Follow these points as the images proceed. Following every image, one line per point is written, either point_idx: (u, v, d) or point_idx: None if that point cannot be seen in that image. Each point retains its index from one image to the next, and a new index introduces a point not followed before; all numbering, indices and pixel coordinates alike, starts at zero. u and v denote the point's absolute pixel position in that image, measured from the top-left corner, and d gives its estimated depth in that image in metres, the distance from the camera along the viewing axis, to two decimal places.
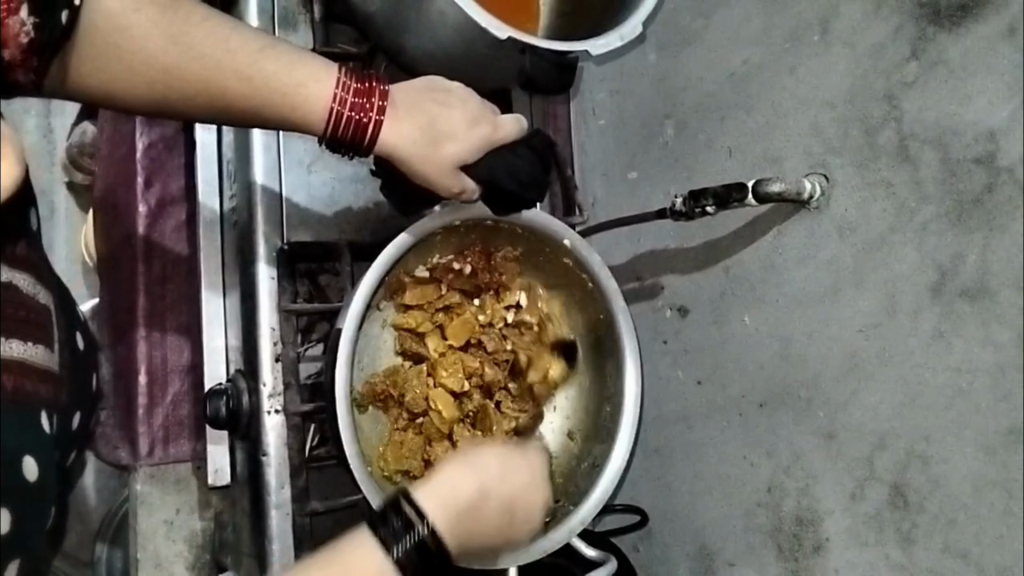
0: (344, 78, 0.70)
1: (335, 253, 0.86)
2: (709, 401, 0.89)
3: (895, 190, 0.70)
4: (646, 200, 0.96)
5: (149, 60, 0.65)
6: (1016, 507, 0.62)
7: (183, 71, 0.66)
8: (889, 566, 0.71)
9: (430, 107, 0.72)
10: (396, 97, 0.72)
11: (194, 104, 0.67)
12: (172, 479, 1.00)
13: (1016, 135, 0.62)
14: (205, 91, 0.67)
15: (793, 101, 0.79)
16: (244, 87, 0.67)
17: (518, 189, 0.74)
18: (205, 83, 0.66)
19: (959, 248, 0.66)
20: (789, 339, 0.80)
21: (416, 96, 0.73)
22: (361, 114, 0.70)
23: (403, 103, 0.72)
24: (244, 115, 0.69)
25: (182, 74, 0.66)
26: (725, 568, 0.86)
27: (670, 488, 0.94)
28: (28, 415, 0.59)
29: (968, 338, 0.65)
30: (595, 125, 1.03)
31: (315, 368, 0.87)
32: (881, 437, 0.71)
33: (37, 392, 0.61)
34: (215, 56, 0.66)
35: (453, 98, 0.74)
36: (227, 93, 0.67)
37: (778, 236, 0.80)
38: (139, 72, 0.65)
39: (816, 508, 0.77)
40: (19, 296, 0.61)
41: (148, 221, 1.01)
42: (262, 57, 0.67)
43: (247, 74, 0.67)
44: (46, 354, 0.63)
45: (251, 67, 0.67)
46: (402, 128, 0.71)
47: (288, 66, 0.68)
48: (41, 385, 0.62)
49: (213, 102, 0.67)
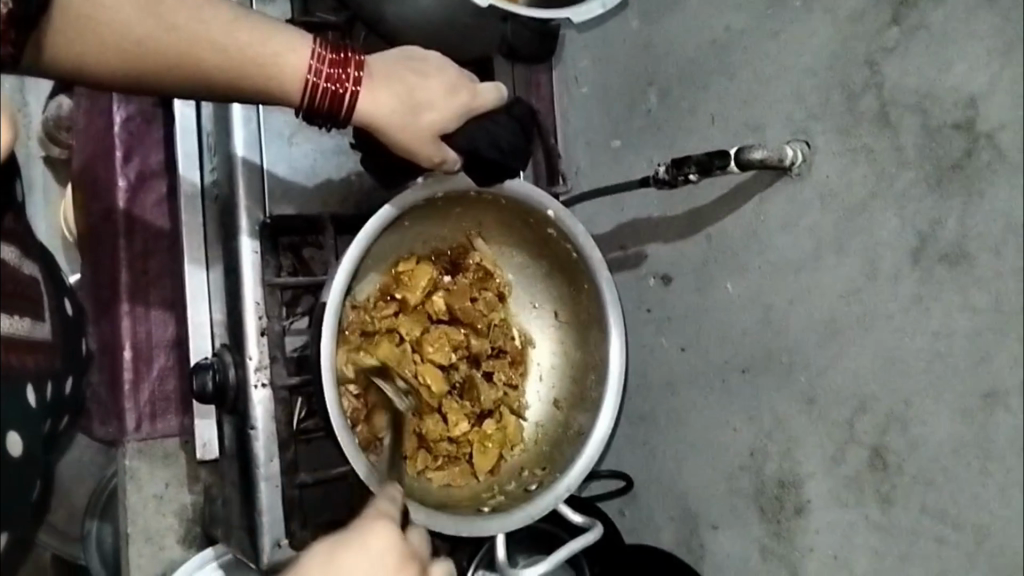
0: (319, 50, 0.69)
1: (319, 226, 0.85)
2: (693, 368, 0.90)
3: (875, 156, 0.71)
4: (629, 168, 0.96)
5: (127, 36, 0.62)
6: (992, 467, 0.64)
7: (159, 45, 0.63)
8: (869, 527, 0.73)
9: (407, 77, 0.72)
10: (372, 67, 0.71)
11: (171, 78, 0.65)
12: (160, 454, 1.00)
13: (996, 100, 0.63)
14: (182, 65, 0.65)
15: (775, 68, 0.79)
16: (220, 60, 0.65)
17: (501, 158, 0.75)
18: (183, 56, 0.64)
19: (938, 214, 0.67)
20: (771, 306, 0.80)
21: (393, 65, 0.72)
22: (338, 85, 0.69)
23: (380, 73, 0.71)
24: (220, 88, 0.67)
25: (160, 47, 0.63)
26: (709, 531, 0.88)
27: (654, 453, 0.95)
28: (17, 385, 0.60)
29: (947, 303, 0.66)
30: (578, 93, 1.02)
31: (301, 342, 0.87)
32: (862, 400, 0.73)
33: (23, 363, 0.61)
34: (190, 28, 0.64)
35: (431, 66, 0.73)
36: (203, 67, 0.65)
37: (760, 204, 0.81)
38: (115, 47, 0.62)
39: (797, 471, 0.78)
40: (8, 269, 0.61)
41: (129, 195, 1.00)
42: (236, 28, 0.66)
43: (223, 46, 0.65)
44: (32, 323, 0.64)
45: (226, 38, 0.65)
46: (380, 98, 0.70)
47: (262, 36, 0.67)
48: (26, 356, 0.62)
49: (188, 75, 0.66)
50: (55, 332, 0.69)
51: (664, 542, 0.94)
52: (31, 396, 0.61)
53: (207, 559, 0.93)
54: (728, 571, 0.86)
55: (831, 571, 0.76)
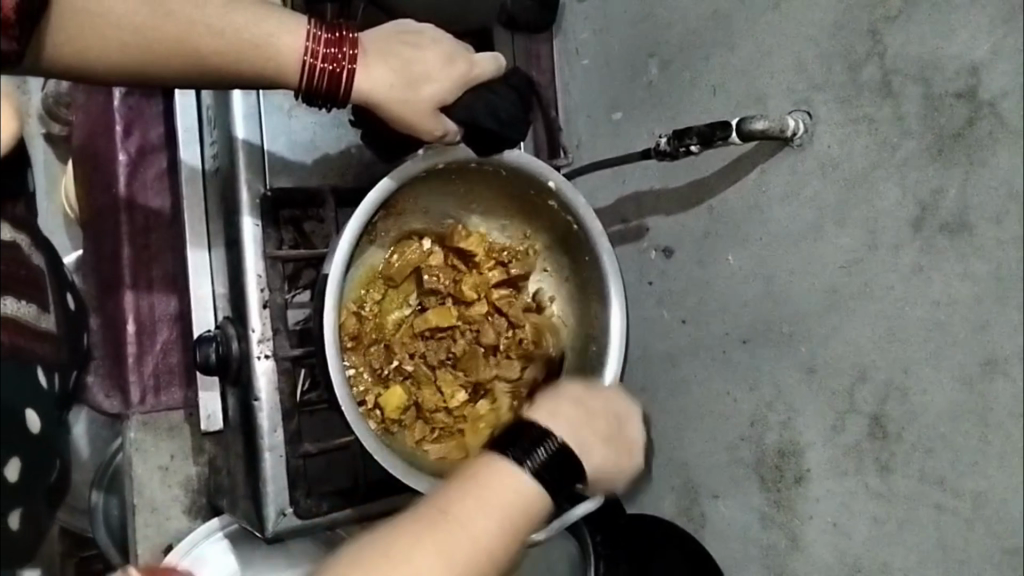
0: (314, 30, 0.69)
1: (319, 199, 0.85)
2: (694, 339, 0.90)
3: (877, 126, 0.71)
4: (630, 141, 0.96)
5: (121, 22, 0.64)
6: (991, 435, 0.64)
7: (153, 30, 0.65)
8: (868, 494, 0.73)
9: (403, 52, 0.72)
10: (368, 44, 0.71)
11: (169, 66, 0.67)
12: (165, 427, 1.01)
13: (998, 68, 0.63)
14: (178, 50, 0.66)
15: (777, 37, 0.78)
16: (216, 44, 0.67)
17: (498, 127, 0.73)
18: (175, 40, 0.65)
19: (939, 182, 0.67)
20: (771, 277, 0.81)
21: (388, 41, 0.72)
22: (334, 64, 0.69)
23: (375, 49, 0.71)
24: (218, 71, 0.68)
25: (153, 32, 0.65)
26: (710, 500, 0.89)
27: (656, 424, 0.95)
28: None
29: (947, 272, 0.66)
30: (579, 65, 1.02)
31: (303, 315, 0.88)
32: (862, 369, 0.73)
33: None
34: (184, 13, 0.65)
35: (426, 39, 0.73)
36: (201, 52, 0.66)
37: (762, 174, 0.81)
38: (109, 34, 0.64)
39: (797, 440, 0.79)
40: None
41: (129, 169, 1.00)
42: (231, 11, 0.67)
43: (215, 29, 0.66)
44: None
45: (219, 22, 0.66)
46: (377, 75, 0.70)
47: (258, 20, 0.68)
48: None
49: (188, 62, 0.67)
50: None
51: (665, 511, 0.95)
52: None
53: (213, 529, 0.93)
54: (730, 539, 0.87)
55: (830, 539, 0.77)
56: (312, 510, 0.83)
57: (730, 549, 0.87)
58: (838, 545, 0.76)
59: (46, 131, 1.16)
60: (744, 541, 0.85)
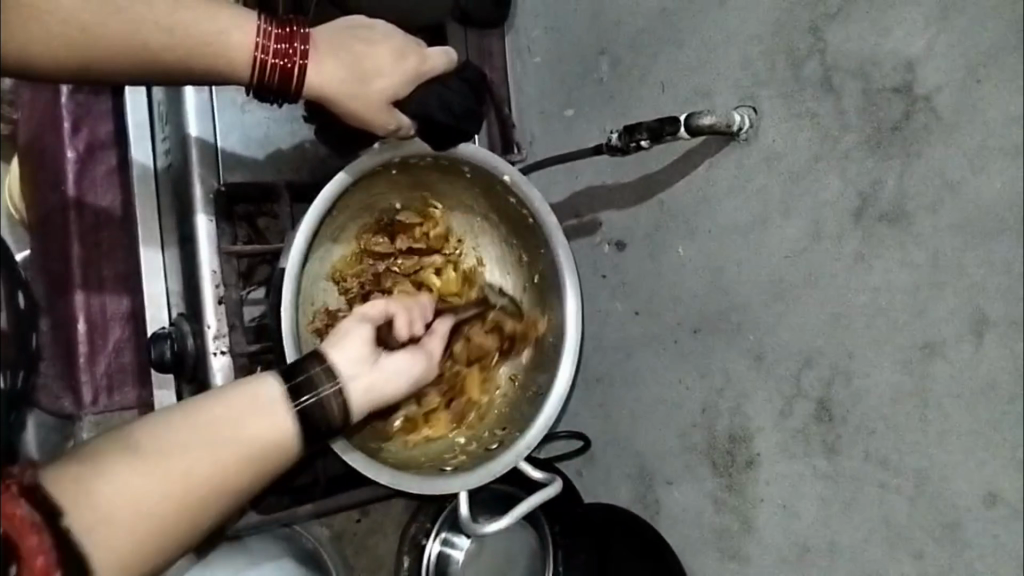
0: (264, 26, 0.70)
1: (274, 194, 0.85)
2: (646, 330, 0.92)
3: (819, 120, 0.73)
4: (582, 136, 0.97)
5: (68, 18, 0.62)
6: (930, 415, 0.67)
7: (102, 28, 0.64)
8: (815, 476, 0.76)
9: (354, 46, 0.72)
10: (319, 38, 0.72)
11: (122, 65, 0.66)
12: (118, 427, 0.98)
13: (932, 63, 0.66)
14: (128, 48, 0.65)
15: (723, 35, 0.80)
16: (169, 39, 0.66)
17: (452, 121, 0.75)
18: (124, 38, 0.65)
19: (878, 173, 0.69)
20: (720, 268, 0.83)
21: (340, 35, 0.72)
22: (286, 60, 0.70)
23: (326, 43, 0.71)
24: (168, 67, 0.67)
25: (104, 30, 0.64)
26: (665, 488, 0.91)
27: (610, 415, 0.97)
28: None
29: (887, 260, 0.69)
30: (530, 63, 1.03)
31: (258, 312, 0.87)
32: (808, 355, 0.75)
33: None
34: (134, 11, 0.64)
35: (378, 34, 0.73)
36: (152, 48, 0.66)
37: (710, 168, 0.83)
38: (57, 30, 0.62)
39: (747, 426, 0.81)
40: None
41: (78, 167, 0.98)
42: (179, 7, 0.66)
43: (166, 27, 0.66)
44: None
45: (168, 19, 0.66)
46: (328, 69, 0.71)
47: (207, 16, 0.68)
48: None
49: (139, 60, 0.66)
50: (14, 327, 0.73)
51: (622, 500, 0.96)
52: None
53: None
54: (684, 525, 0.89)
55: (782, 521, 0.79)
56: None
57: (684, 535, 0.89)
58: (788, 526, 0.78)
59: None
60: (698, 527, 0.87)
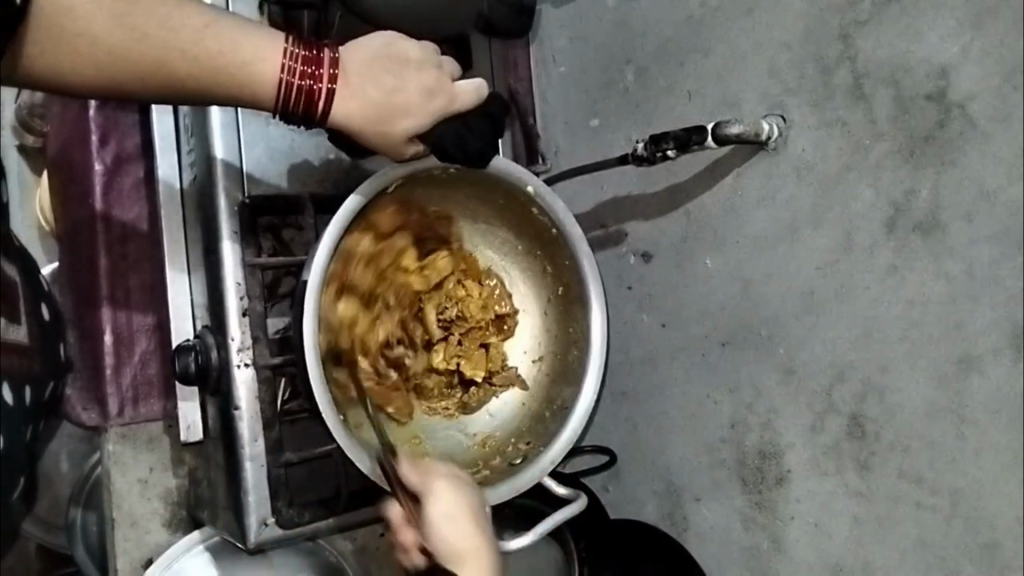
0: (291, 48, 0.68)
1: (299, 206, 0.87)
2: (673, 343, 0.91)
3: (850, 128, 0.72)
4: (608, 147, 0.96)
5: (92, 44, 0.63)
6: (967, 432, 0.65)
7: (125, 52, 0.63)
8: (848, 494, 0.74)
9: (384, 76, 0.70)
10: (349, 64, 0.70)
11: (140, 87, 0.65)
12: (143, 438, 1.00)
13: (967, 70, 0.64)
14: (150, 73, 0.65)
15: (751, 43, 0.79)
16: (190, 67, 0.65)
17: (466, 162, 0.73)
18: (146, 64, 0.64)
19: (912, 184, 0.68)
20: (749, 279, 0.81)
21: (372, 64, 0.70)
22: (313, 87, 0.68)
23: (356, 70, 0.70)
24: (187, 93, 0.67)
25: (129, 55, 0.63)
26: (693, 504, 0.89)
27: (637, 428, 0.96)
28: None
29: (921, 272, 0.67)
30: (556, 73, 1.02)
31: (283, 324, 0.86)
32: (839, 369, 0.74)
33: None
34: (160, 38, 0.64)
35: (412, 67, 0.71)
36: (171, 73, 0.65)
37: (738, 178, 0.81)
38: (83, 54, 0.63)
39: (778, 441, 0.79)
40: None
41: (104, 179, 0.99)
42: (205, 34, 0.65)
43: (189, 52, 0.65)
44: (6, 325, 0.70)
45: (194, 45, 0.65)
46: (353, 103, 0.69)
47: (235, 38, 0.66)
48: None
49: (158, 83, 0.65)
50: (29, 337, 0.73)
51: (648, 515, 0.95)
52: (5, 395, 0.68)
53: (194, 543, 0.89)
54: (713, 541, 0.87)
55: (812, 539, 0.77)
56: (295, 518, 0.82)
57: (713, 551, 0.87)
58: (819, 544, 0.77)
59: (21, 144, 1.17)
60: (727, 544, 0.86)
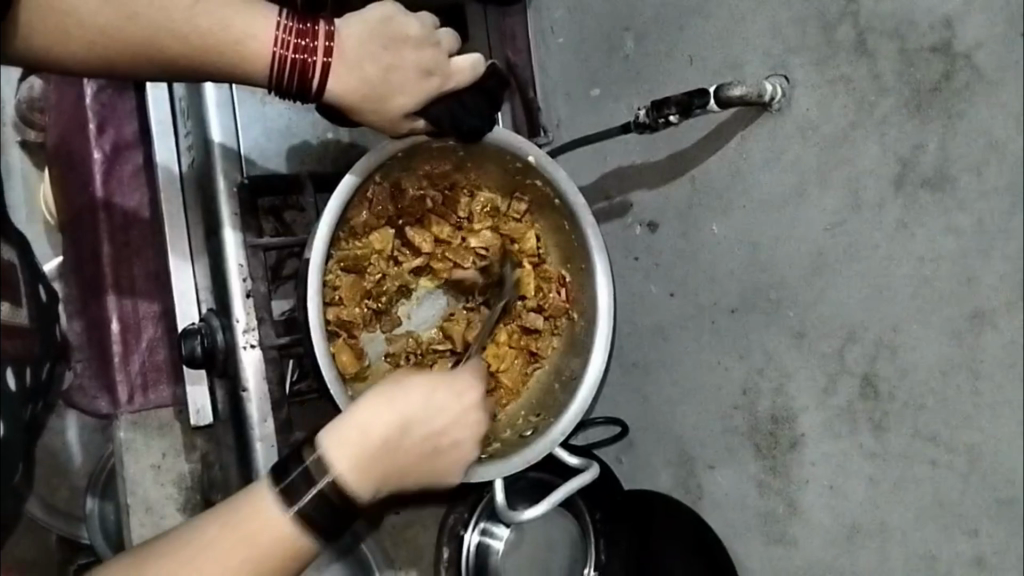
0: (284, 21, 0.66)
1: (298, 185, 0.87)
2: (681, 312, 0.90)
3: (854, 85, 0.71)
4: (610, 116, 0.95)
5: (84, 24, 0.62)
6: (981, 387, 0.64)
7: (114, 33, 0.63)
8: (863, 455, 0.73)
9: (380, 52, 0.68)
10: (345, 37, 0.67)
11: (135, 66, 0.65)
12: (154, 425, 1.00)
13: (972, 19, 0.63)
14: (143, 53, 0.64)
15: (750, 3, 0.78)
16: (182, 46, 0.64)
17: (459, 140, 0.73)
18: (134, 44, 0.63)
19: (918, 138, 0.66)
20: (756, 245, 0.80)
21: (367, 37, 0.67)
22: (306, 61, 0.66)
23: (353, 45, 0.67)
24: (181, 71, 0.66)
25: (119, 37, 0.63)
26: (707, 472, 0.89)
27: (648, 399, 0.95)
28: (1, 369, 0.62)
29: (931, 228, 0.66)
30: (554, 44, 1.01)
31: (287, 306, 0.87)
32: (851, 330, 0.73)
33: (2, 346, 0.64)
34: (149, 18, 0.63)
35: (407, 43, 0.69)
36: (164, 53, 0.64)
37: (742, 142, 0.80)
38: (71, 33, 0.62)
39: (790, 406, 0.79)
40: None
41: (105, 167, 0.99)
42: (195, 12, 0.63)
43: (179, 31, 0.63)
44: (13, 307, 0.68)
45: (183, 25, 0.63)
46: (347, 79, 0.67)
47: (226, 13, 0.65)
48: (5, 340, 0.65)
49: (152, 62, 0.65)
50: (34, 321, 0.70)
51: (663, 485, 0.94)
52: (12, 380, 0.64)
53: None
54: (727, 509, 0.87)
55: (828, 502, 0.77)
56: None
57: (728, 519, 0.87)
58: (834, 507, 0.76)
59: (23, 140, 1.18)
60: (742, 510, 0.85)
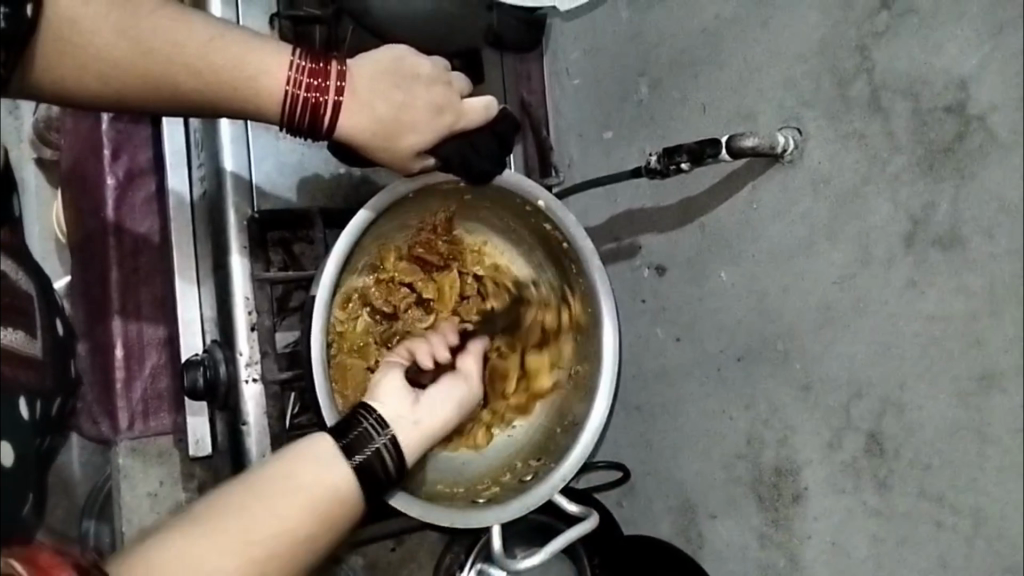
0: (298, 60, 0.67)
1: (308, 220, 0.85)
2: (687, 357, 0.90)
3: (868, 141, 0.71)
4: (621, 159, 0.96)
5: (99, 58, 0.62)
6: (988, 451, 0.63)
7: (131, 67, 0.63)
8: (866, 513, 0.72)
9: (392, 90, 0.68)
10: (357, 76, 0.68)
11: (148, 100, 0.65)
12: (154, 452, 1.01)
13: (986, 81, 0.63)
14: (158, 88, 0.64)
15: (765, 55, 0.78)
16: (196, 81, 0.64)
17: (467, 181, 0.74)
18: (149, 77, 0.64)
19: (930, 197, 0.66)
20: (765, 294, 0.80)
21: (379, 76, 0.68)
22: (318, 97, 0.67)
23: (365, 83, 0.68)
24: (193, 106, 0.66)
25: (137, 71, 0.63)
26: (708, 521, 0.88)
27: (652, 444, 0.94)
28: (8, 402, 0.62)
29: (941, 287, 0.66)
30: (570, 85, 1.01)
31: (292, 338, 0.86)
32: (857, 386, 0.72)
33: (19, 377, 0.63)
34: (165, 53, 0.63)
35: (419, 81, 0.69)
36: (178, 88, 0.64)
37: (753, 191, 0.80)
38: (88, 68, 0.62)
39: (794, 459, 0.78)
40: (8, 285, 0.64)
41: (117, 193, 0.99)
42: (210, 48, 0.64)
43: (194, 66, 0.64)
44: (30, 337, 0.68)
45: (199, 60, 0.64)
46: (359, 117, 0.67)
47: (241, 51, 0.65)
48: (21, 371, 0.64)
49: (166, 96, 0.65)
50: (49, 351, 0.70)
51: (663, 532, 0.93)
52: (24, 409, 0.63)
53: None
54: (728, 560, 0.86)
55: (830, 558, 0.76)
56: None
57: (728, 570, 0.86)
58: (836, 565, 0.75)
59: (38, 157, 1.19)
60: (743, 562, 0.84)
